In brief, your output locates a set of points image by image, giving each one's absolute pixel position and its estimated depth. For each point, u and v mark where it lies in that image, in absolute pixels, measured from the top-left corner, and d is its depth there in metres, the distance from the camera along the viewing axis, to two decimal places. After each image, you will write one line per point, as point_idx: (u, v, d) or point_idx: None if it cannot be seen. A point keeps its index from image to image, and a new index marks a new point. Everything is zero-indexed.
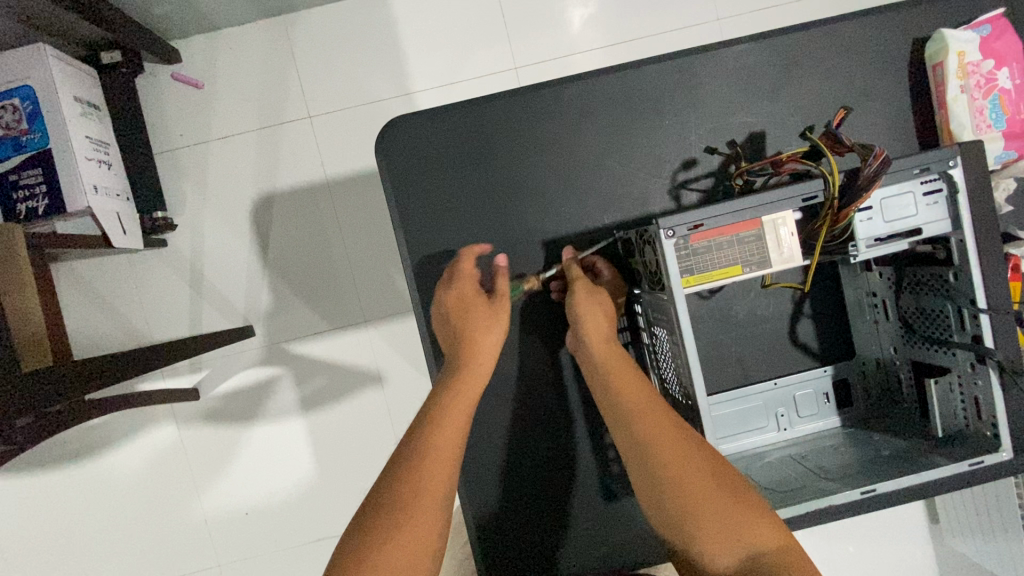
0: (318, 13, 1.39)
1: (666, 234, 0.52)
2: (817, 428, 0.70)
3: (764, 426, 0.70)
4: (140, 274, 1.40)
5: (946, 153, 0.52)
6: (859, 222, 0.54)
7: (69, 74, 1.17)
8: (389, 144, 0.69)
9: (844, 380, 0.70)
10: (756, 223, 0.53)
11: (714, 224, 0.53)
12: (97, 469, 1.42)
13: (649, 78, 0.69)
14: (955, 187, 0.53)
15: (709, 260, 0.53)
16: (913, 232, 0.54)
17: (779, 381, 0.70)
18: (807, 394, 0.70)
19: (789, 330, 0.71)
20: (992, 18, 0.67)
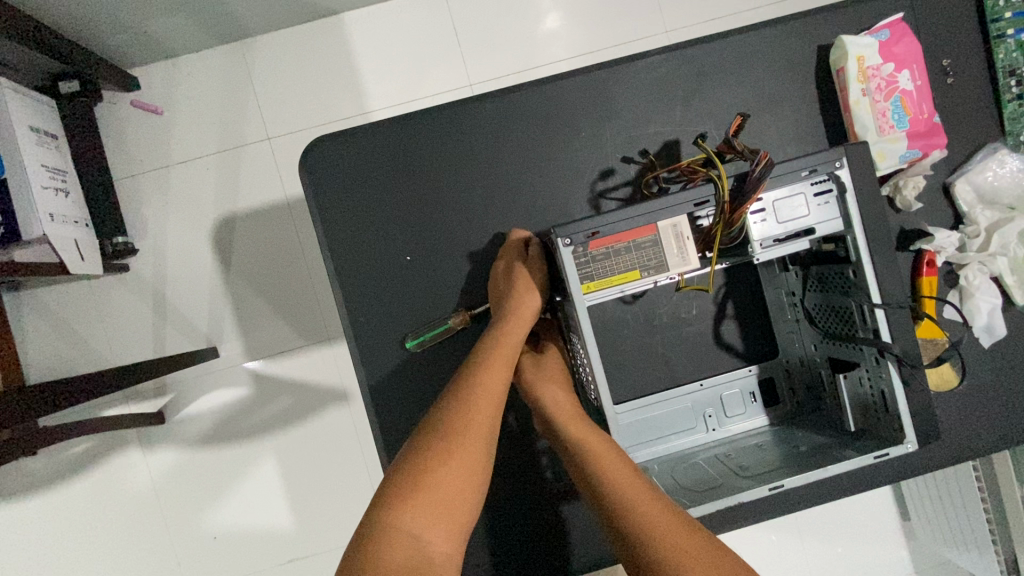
0: (275, 38, 1.42)
1: (562, 242, 0.54)
2: (746, 427, 0.71)
3: (694, 427, 0.70)
4: (103, 299, 1.41)
5: (832, 154, 0.54)
6: (754, 224, 0.55)
7: (24, 105, 1.19)
8: (311, 167, 0.71)
9: (770, 378, 0.71)
10: (652, 229, 0.55)
11: (610, 230, 0.55)
12: (64, 498, 1.41)
13: (564, 91, 0.71)
14: (843, 187, 0.55)
15: (607, 267, 0.55)
16: (806, 232, 0.55)
17: (705, 382, 0.71)
18: (733, 394, 0.71)
19: (713, 332, 0.73)
20: (890, 23, 0.69)
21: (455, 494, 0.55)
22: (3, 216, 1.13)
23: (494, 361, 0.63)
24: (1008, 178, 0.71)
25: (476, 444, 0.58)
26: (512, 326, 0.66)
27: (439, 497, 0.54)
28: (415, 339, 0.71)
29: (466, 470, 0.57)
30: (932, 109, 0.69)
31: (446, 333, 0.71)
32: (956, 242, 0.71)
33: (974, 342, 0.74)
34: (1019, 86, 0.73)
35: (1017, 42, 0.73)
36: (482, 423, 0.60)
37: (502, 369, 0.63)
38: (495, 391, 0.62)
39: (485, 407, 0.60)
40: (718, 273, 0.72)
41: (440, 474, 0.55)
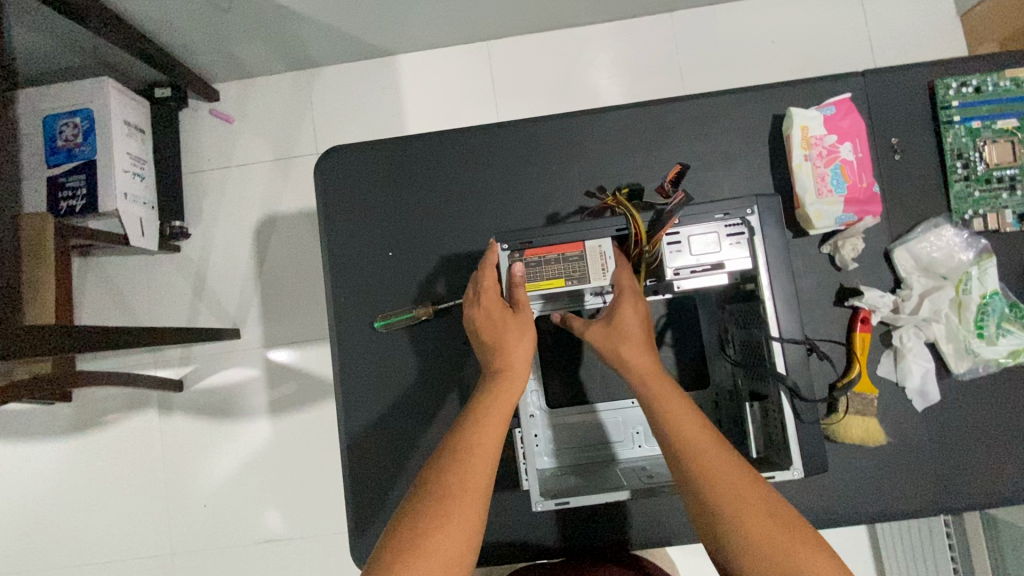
0: (337, 69, 1.63)
1: (500, 248, 0.68)
2: None
3: (623, 440, 0.76)
4: (154, 273, 1.60)
5: (745, 202, 0.64)
6: (669, 251, 0.64)
7: (123, 103, 1.43)
8: (324, 170, 0.85)
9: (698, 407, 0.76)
10: (578, 245, 0.66)
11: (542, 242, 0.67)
12: (86, 447, 1.57)
13: (543, 130, 0.83)
14: (752, 231, 0.63)
15: (537, 273, 0.67)
16: (718, 265, 0.63)
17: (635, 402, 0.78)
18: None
19: None
20: (838, 101, 0.77)
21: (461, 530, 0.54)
22: (88, 189, 1.37)
23: (488, 419, 0.60)
24: (945, 251, 0.76)
25: (471, 508, 0.55)
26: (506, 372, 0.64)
27: (435, 565, 0.51)
28: (383, 321, 0.81)
29: (462, 536, 0.53)
30: (871, 179, 0.75)
31: (411, 321, 0.80)
32: (891, 303, 0.75)
33: (906, 404, 0.76)
34: (964, 168, 0.78)
35: (965, 128, 0.78)
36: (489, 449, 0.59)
37: (498, 426, 0.60)
38: (488, 448, 0.59)
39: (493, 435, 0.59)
40: (660, 304, 0.79)
41: (435, 543, 0.52)
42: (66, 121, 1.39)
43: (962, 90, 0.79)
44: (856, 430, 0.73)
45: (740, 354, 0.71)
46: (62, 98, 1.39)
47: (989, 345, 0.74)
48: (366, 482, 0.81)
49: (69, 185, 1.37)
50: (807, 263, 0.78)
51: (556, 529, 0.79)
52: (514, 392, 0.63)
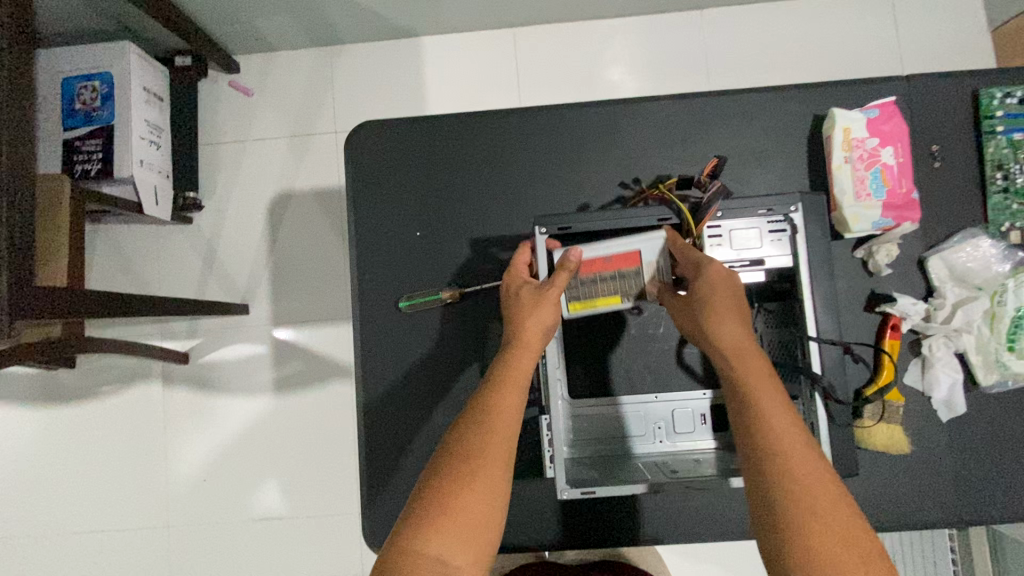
0: (360, 47, 1.61)
1: (539, 231, 0.67)
2: (693, 445, 0.75)
3: (645, 434, 0.75)
4: (164, 244, 1.59)
5: (789, 200, 0.63)
6: (710, 245, 0.64)
7: (143, 69, 1.42)
8: (352, 147, 0.84)
9: (720, 404, 0.76)
10: (636, 261, 0.64)
11: (596, 260, 0.65)
12: (87, 417, 1.56)
13: (578, 118, 0.81)
14: (795, 228, 0.63)
15: (591, 291, 0.66)
16: (757, 262, 0.64)
17: (659, 396, 0.76)
18: (685, 411, 0.76)
19: (676, 353, 0.80)
20: (881, 104, 0.76)
21: (485, 493, 0.53)
22: (104, 155, 1.36)
23: (507, 384, 0.58)
24: (981, 263, 0.74)
25: (498, 469, 0.54)
26: (522, 338, 0.61)
27: (462, 523, 0.51)
28: (408, 301, 0.80)
29: (489, 499, 0.53)
30: (911, 185, 0.74)
31: (436, 303, 0.80)
32: (922, 312, 0.74)
33: (933, 414, 0.75)
34: (1004, 180, 0.77)
35: (1007, 140, 0.77)
36: (510, 409, 0.57)
37: (517, 388, 0.59)
38: (511, 409, 0.57)
39: (512, 396, 0.58)
40: None
41: (462, 502, 0.52)
42: (85, 84, 1.37)
43: (1007, 101, 0.77)
44: (880, 437, 0.73)
45: (771, 351, 0.70)
46: (81, 60, 1.37)
47: (1019, 359, 0.73)
48: (380, 460, 0.80)
49: (84, 149, 1.36)
50: (839, 268, 0.77)
51: (570, 519, 0.78)
52: (529, 356, 0.61)
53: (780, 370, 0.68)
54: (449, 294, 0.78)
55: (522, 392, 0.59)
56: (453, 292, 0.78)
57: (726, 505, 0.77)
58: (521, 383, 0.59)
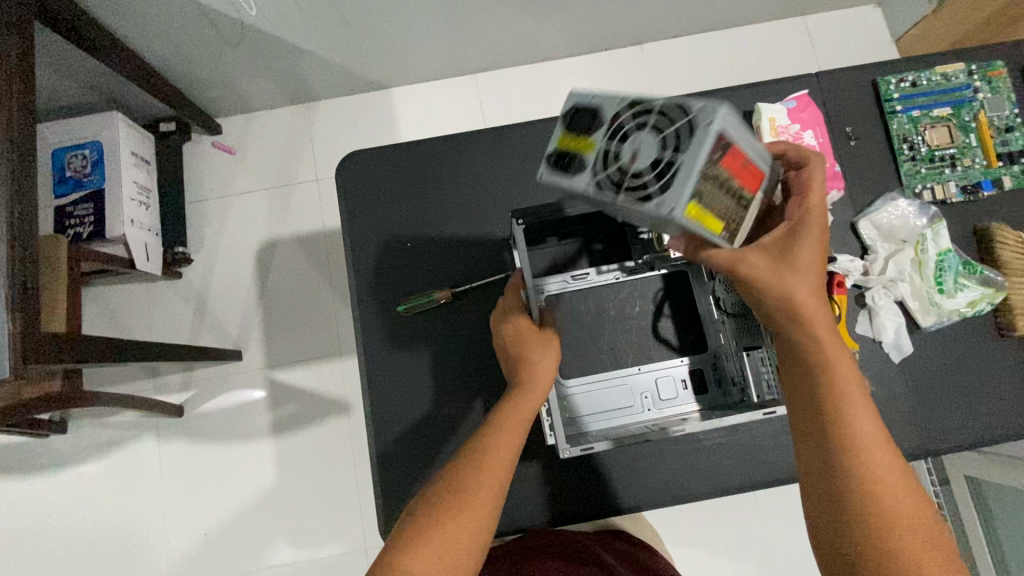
0: (335, 101, 1.74)
1: (516, 221, 0.76)
2: (678, 409, 0.82)
3: (634, 404, 0.82)
4: (154, 300, 1.63)
5: None
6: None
7: (130, 136, 1.51)
8: (342, 174, 0.92)
9: (698, 369, 0.84)
10: (757, 185, 0.57)
11: (740, 157, 0.55)
12: (80, 481, 1.53)
13: (543, 132, 0.92)
14: None
15: (709, 199, 0.54)
16: None
17: (642, 368, 0.84)
18: (666, 378, 0.83)
19: (652, 328, 0.86)
20: (797, 96, 0.89)
21: (470, 526, 0.59)
22: (96, 217, 1.42)
23: (507, 428, 0.66)
24: (901, 221, 0.85)
25: (479, 509, 0.60)
26: (533, 388, 0.69)
27: (446, 549, 0.57)
28: (405, 304, 0.87)
29: (467, 533, 0.59)
30: (832, 160, 0.86)
31: (430, 305, 0.86)
32: (860, 267, 0.85)
33: (885, 357, 0.84)
34: (910, 150, 0.90)
35: (906, 117, 0.91)
36: (507, 453, 0.64)
37: (514, 434, 0.65)
38: (503, 457, 0.64)
39: (511, 442, 0.65)
40: (656, 279, 0.87)
41: (449, 531, 0.58)
42: (75, 153, 1.45)
43: (900, 85, 0.91)
44: None
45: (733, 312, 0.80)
46: (71, 132, 1.45)
47: (950, 298, 0.82)
48: (391, 459, 0.84)
49: (76, 213, 1.42)
50: None
51: (576, 497, 0.83)
52: (534, 406, 0.68)
53: (743, 326, 0.77)
54: (442, 294, 0.85)
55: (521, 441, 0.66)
56: (447, 293, 0.85)
57: (715, 464, 0.83)
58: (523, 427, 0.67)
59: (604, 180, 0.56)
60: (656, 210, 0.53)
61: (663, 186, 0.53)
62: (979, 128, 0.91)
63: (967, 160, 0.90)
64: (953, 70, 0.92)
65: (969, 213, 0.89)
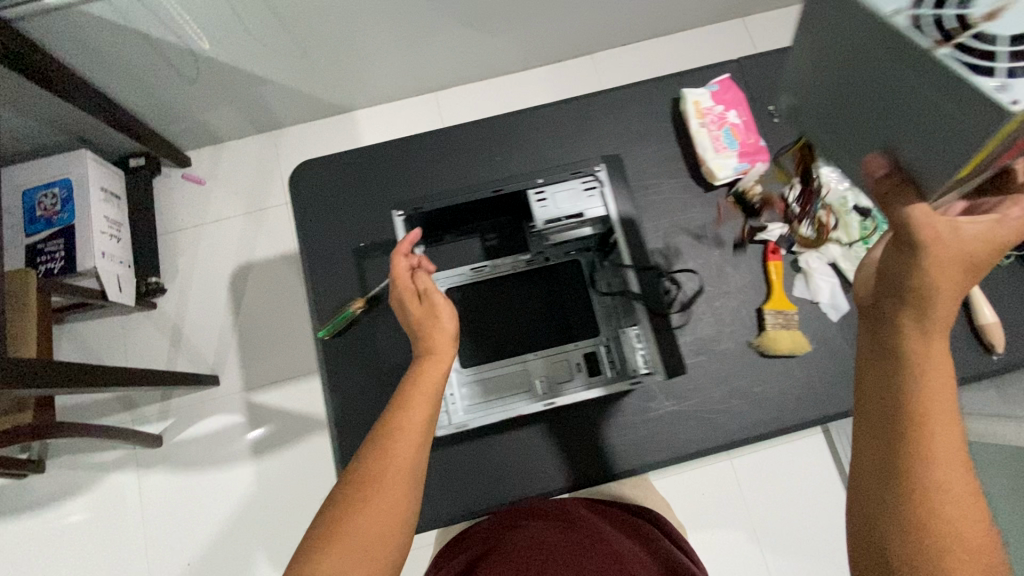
0: (301, 128, 1.80)
1: (396, 212, 0.83)
2: (572, 390, 0.85)
3: (531, 388, 0.86)
4: (130, 332, 1.64)
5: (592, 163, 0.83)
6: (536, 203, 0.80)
7: (100, 172, 1.55)
8: (295, 182, 0.94)
9: (593, 352, 0.87)
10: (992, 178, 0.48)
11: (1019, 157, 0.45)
12: (62, 521, 1.52)
13: (484, 130, 0.97)
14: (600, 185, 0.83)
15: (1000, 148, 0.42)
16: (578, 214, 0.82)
17: (538, 353, 0.87)
18: (561, 362, 0.87)
19: (547, 317, 0.90)
20: (720, 80, 0.95)
21: (390, 512, 0.58)
22: (67, 252, 1.44)
23: (416, 400, 0.65)
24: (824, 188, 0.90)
25: (401, 483, 0.60)
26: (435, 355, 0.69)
27: (363, 539, 0.56)
28: (325, 330, 0.87)
29: (388, 516, 0.58)
30: (756, 136, 0.92)
31: (350, 319, 0.88)
32: (791, 234, 0.90)
33: (823, 317, 0.89)
34: None
35: None
36: (419, 428, 0.64)
37: (425, 401, 0.65)
38: (415, 428, 0.63)
39: (422, 415, 0.64)
40: (551, 271, 0.92)
41: (365, 519, 0.57)
42: (45, 193, 1.48)
43: None
44: (784, 342, 0.85)
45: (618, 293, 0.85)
46: (40, 172, 1.49)
47: None
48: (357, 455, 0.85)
49: (48, 250, 1.45)
50: (720, 212, 0.93)
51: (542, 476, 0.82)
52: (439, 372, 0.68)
53: None
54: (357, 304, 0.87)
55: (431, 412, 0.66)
56: (363, 301, 0.87)
57: (675, 432, 0.83)
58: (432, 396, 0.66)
59: (928, 22, 0.40)
60: (984, 95, 0.38)
61: (1011, 69, 0.38)
62: None
63: None
64: None
65: None
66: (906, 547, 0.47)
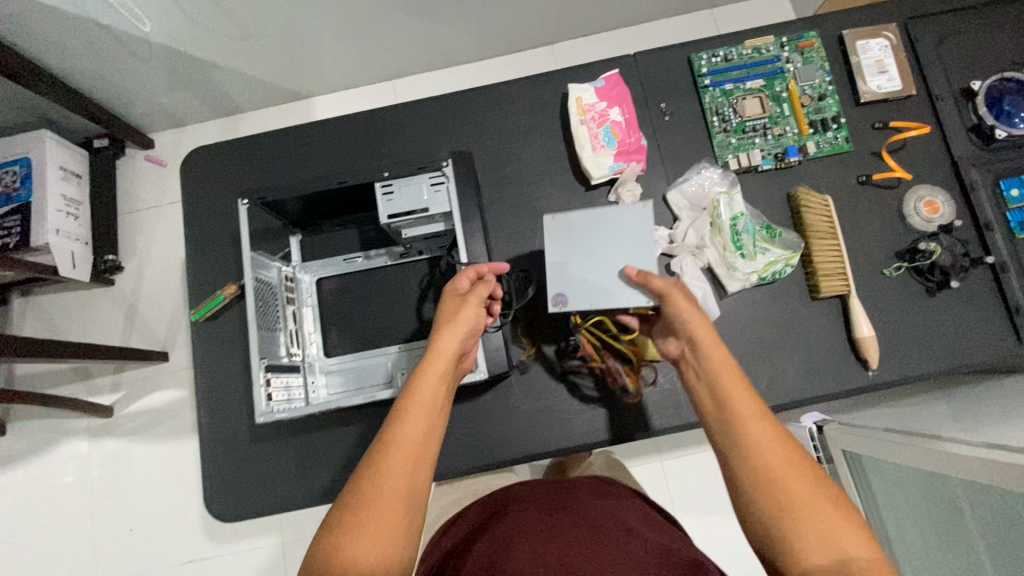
0: (260, 113, 1.83)
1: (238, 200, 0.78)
2: None
3: (390, 380, 0.85)
4: (89, 306, 1.71)
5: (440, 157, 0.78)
6: (381, 196, 0.77)
7: (61, 152, 1.61)
8: (185, 169, 0.96)
9: None
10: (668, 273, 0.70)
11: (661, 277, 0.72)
12: (16, 483, 1.60)
13: (371, 120, 0.96)
14: (449, 178, 0.77)
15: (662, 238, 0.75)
16: (422, 210, 0.77)
17: (403, 346, 0.87)
18: (419, 355, 0.86)
19: (416, 310, 0.90)
20: (607, 75, 0.93)
21: (379, 544, 0.50)
22: (23, 227, 1.50)
23: (415, 411, 0.57)
24: (700, 191, 0.89)
25: (397, 508, 0.52)
26: (435, 358, 0.62)
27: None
28: (197, 313, 0.89)
29: (388, 543, 0.50)
30: (638, 135, 0.90)
31: (221, 305, 0.89)
32: (665, 236, 0.88)
33: None
34: (722, 122, 0.92)
35: (719, 90, 0.93)
36: (414, 440, 0.56)
37: (419, 422, 0.57)
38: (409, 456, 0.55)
39: (418, 425, 0.57)
40: (424, 264, 0.91)
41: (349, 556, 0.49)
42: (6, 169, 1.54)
43: (712, 61, 0.94)
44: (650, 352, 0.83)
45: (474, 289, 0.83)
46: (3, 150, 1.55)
47: (748, 261, 0.84)
48: (224, 436, 0.88)
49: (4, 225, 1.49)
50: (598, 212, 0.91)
51: None
52: (436, 376, 0.61)
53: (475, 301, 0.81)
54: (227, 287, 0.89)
55: (430, 421, 0.58)
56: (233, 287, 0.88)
57: (526, 433, 0.85)
58: (428, 404, 0.59)
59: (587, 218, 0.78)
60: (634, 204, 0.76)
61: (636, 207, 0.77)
62: (790, 97, 0.92)
63: (779, 129, 0.91)
64: (763, 44, 0.94)
65: (783, 182, 0.90)
66: (754, 496, 0.54)
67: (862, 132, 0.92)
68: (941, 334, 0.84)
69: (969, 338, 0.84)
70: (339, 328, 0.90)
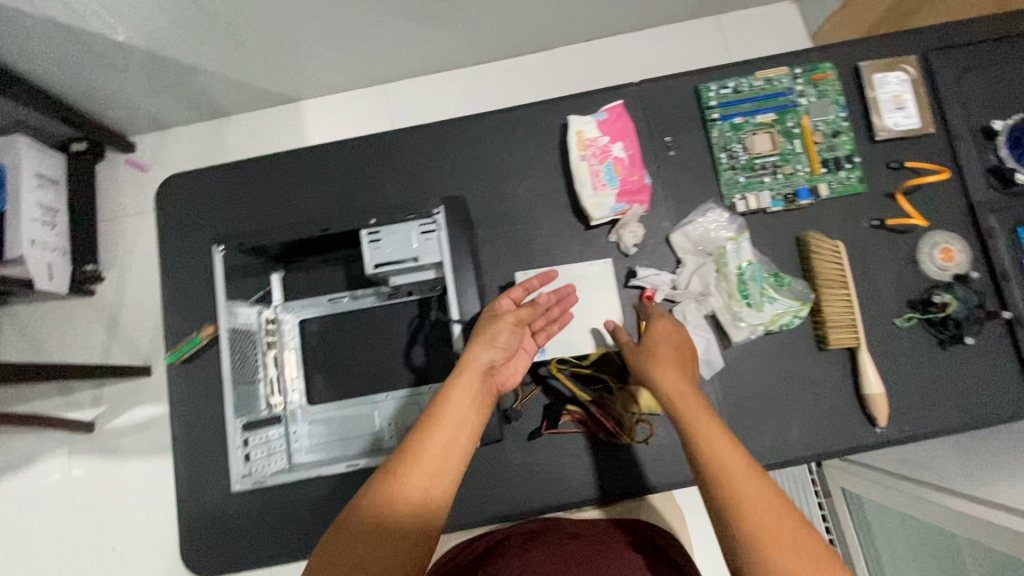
0: None
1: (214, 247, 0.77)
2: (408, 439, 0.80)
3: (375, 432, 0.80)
4: (69, 318, 1.60)
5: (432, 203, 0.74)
6: (367, 243, 0.73)
7: (35, 157, 1.46)
8: (162, 199, 0.91)
9: None
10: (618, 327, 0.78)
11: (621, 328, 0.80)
12: None
13: (358, 148, 0.90)
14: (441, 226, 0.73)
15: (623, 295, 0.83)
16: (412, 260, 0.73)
17: (389, 394, 0.82)
18: (406, 406, 0.81)
19: (405, 354, 0.85)
20: (610, 106, 0.87)
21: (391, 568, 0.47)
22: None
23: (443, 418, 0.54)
24: (704, 235, 0.85)
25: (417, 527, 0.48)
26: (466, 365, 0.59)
27: None
28: (172, 354, 0.85)
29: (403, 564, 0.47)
30: (642, 173, 0.84)
31: (199, 346, 0.85)
32: (669, 282, 0.83)
33: None
34: (730, 159, 0.87)
35: (728, 124, 0.88)
36: (442, 452, 0.52)
37: (448, 431, 0.53)
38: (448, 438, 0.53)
39: (447, 437, 0.53)
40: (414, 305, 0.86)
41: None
42: None
43: (721, 92, 0.89)
44: None
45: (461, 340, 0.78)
46: None
47: (756, 312, 0.80)
48: (208, 487, 0.84)
49: None
50: (597, 253, 0.86)
51: None
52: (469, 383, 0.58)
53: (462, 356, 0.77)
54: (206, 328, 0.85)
55: (463, 432, 0.54)
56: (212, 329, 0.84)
57: (519, 486, 0.82)
58: (462, 410, 0.55)
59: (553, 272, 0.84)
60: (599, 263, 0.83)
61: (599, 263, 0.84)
62: (803, 134, 0.87)
63: (789, 168, 0.86)
64: (776, 75, 0.88)
65: (792, 224, 0.86)
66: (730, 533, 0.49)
67: (876, 172, 0.87)
68: (954, 388, 0.81)
69: (980, 393, 0.81)
70: (324, 374, 0.85)
